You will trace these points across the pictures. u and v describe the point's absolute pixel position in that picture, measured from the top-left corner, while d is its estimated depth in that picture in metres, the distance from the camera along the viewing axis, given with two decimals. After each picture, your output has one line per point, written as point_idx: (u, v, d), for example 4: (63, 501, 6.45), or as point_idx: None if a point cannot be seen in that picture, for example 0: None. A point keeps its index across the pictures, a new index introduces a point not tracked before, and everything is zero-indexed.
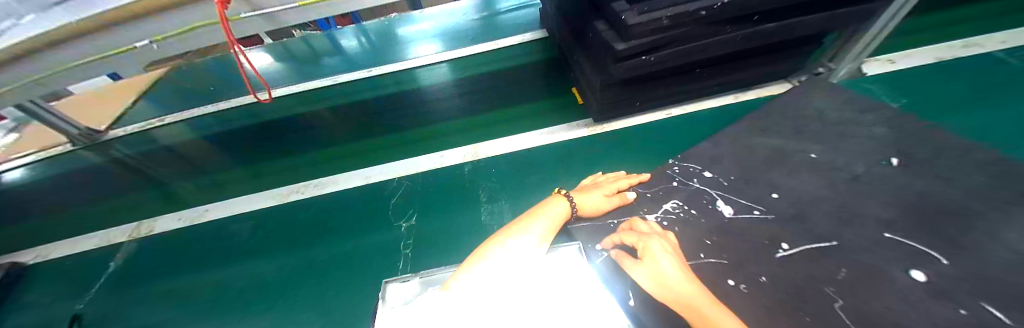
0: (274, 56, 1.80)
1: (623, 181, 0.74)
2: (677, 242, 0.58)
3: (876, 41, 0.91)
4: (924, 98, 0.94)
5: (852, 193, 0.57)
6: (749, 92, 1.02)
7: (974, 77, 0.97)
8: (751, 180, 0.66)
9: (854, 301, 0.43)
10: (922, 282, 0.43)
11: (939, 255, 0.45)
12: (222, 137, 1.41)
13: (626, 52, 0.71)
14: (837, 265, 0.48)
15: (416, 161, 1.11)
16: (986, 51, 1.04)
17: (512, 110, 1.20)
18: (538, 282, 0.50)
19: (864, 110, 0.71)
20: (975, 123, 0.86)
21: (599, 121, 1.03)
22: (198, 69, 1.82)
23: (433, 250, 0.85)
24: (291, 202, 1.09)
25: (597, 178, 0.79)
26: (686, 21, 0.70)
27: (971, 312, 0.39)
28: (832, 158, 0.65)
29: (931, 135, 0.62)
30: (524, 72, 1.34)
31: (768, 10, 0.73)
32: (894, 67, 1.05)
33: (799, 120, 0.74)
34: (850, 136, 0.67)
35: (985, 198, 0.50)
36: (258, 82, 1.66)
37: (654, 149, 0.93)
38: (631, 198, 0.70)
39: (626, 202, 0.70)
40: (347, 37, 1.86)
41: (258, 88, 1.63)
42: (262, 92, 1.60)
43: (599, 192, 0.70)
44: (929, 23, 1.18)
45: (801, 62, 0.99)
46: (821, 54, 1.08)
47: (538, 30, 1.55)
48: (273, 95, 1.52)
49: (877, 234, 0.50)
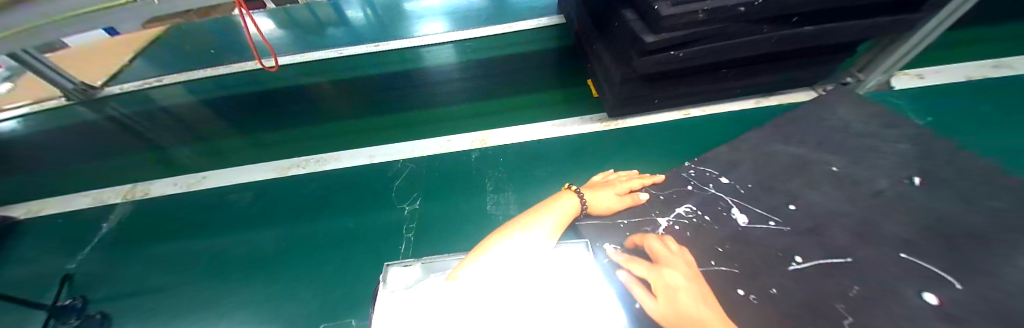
0: (278, 22, 1.74)
1: (635, 182, 0.73)
2: (693, 261, 0.55)
3: (911, 55, 0.87)
4: (950, 118, 0.92)
5: (872, 210, 0.56)
6: (770, 99, 1.00)
7: (1004, 100, 0.94)
8: (768, 189, 0.64)
9: (864, 319, 0.42)
10: (935, 306, 0.42)
11: (954, 279, 0.44)
12: (222, 103, 1.37)
13: (655, 45, 0.68)
14: (849, 282, 0.47)
15: (422, 144, 1.08)
16: (1018, 73, 1.00)
17: (522, 97, 1.17)
18: (546, 279, 0.49)
19: (893, 124, 0.68)
20: (998, 147, 0.84)
21: (613, 117, 1.01)
22: (198, 31, 1.75)
23: (434, 236, 0.84)
24: (293, 176, 1.08)
25: (609, 175, 0.78)
26: (722, 17, 0.66)
27: None
28: (853, 172, 0.63)
29: (961, 157, 0.59)
30: (538, 59, 1.30)
31: (810, 12, 0.68)
32: (922, 82, 1.01)
33: (822, 130, 0.72)
34: (875, 151, 0.65)
35: (1014, 226, 0.48)
36: (260, 49, 1.61)
37: (667, 150, 0.91)
38: (643, 199, 0.69)
39: (638, 203, 0.69)
40: (354, 8, 1.79)
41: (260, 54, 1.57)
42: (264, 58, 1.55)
43: (611, 191, 0.71)
44: (963, 38, 1.13)
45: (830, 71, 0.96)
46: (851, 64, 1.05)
47: (554, 16, 1.49)
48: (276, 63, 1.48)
49: (895, 253, 0.49)
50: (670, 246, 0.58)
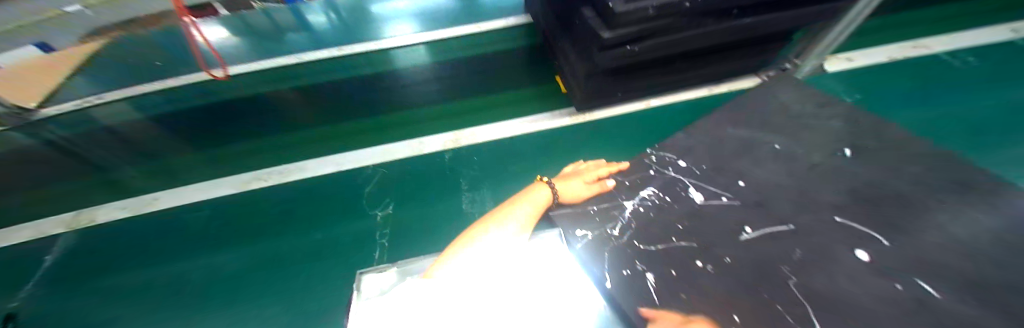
0: (232, 29, 1.65)
1: (601, 169, 0.78)
2: (656, 240, 0.60)
3: (837, 43, 0.96)
4: (875, 95, 1.03)
5: (809, 182, 0.63)
6: (722, 86, 1.07)
7: (919, 76, 1.06)
8: (720, 169, 0.69)
9: (805, 279, 0.48)
10: (866, 262, 0.49)
11: (882, 237, 0.52)
12: (174, 119, 1.29)
13: (611, 41, 0.71)
14: (791, 246, 0.53)
15: (394, 147, 1.08)
16: (932, 52, 1.13)
17: (493, 96, 1.19)
18: (522, 271, 0.52)
19: (827, 104, 0.76)
20: (914, 119, 0.95)
21: (580, 110, 1.04)
22: (142, 42, 1.62)
23: (409, 240, 0.85)
24: (258, 190, 1.03)
25: (580, 166, 0.83)
26: (671, 12, 0.70)
27: (905, 286, 0.45)
28: (793, 149, 0.69)
29: (880, 131, 0.68)
30: (507, 58, 1.32)
31: (749, 5, 0.74)
32: (849, 65, 1.12)
33: (767, 112, 0.78)
34: (811, 128, 0.72)
35: (919, 188, 0.57)
36: (214, 58, 1.52)
37: (633, 139, 0.96)
38: (611, 186, 0.73)
39: (605, 189, 0.73)
40: (316, 12, 1.73)
41: (213, 64, 1.49)
42: (217, 68, 1.46)
43: (579, 180, 0.77)
44: (886, 23, 1.26)
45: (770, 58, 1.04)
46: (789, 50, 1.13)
47: (521, 15, 1.51)
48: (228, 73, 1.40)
49: (829, 218, 0.56)
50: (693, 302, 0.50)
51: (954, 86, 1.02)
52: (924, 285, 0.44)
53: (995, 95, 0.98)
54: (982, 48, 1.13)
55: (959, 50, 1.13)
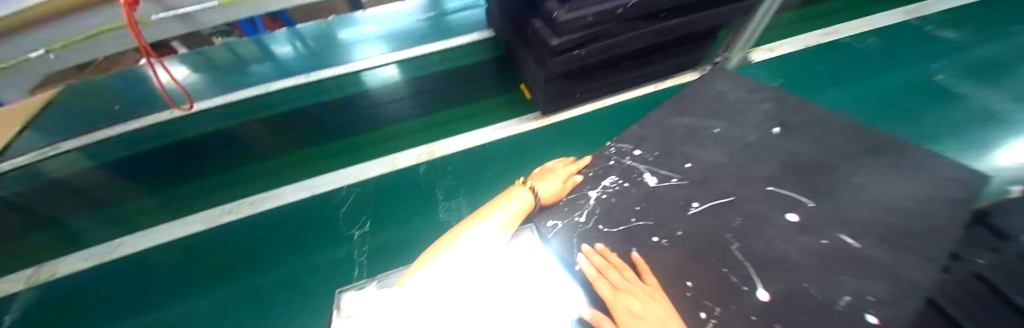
0: (193, 66, 1.62)
1: (571, 168, 0.86)
2: (616, 222, 0.66)
3: (757, 31, 1.04)
4: (798, 79, 1.16)
5: (743, 158, 0.72)
6: (666, 81, 1.16)
7: (833, 60, 1.21)
8: (670, 154, 0.77)
9: (745, 243, 0.58)
10: (796, 222, 0.59)
11: (808, 199, 0.63)
12: (135, 161, 1.24)
13: (558, 47, 0.79)
14: (733, 216, 0.62)
15: (368, 166, 1.09)
16: (840, 37, 1.29)
17: (463, 108, 1.23)
18: (497, 277, 0.57)
19: (756, 89, 0.86)
20: (831, 99, 1.09)
21: (545, 114, 1.11)
22: (97, 87, 1.56)
23: (389, 254, 0.87)
24: (231, 223, 1.02)
25: (551, 162, 0.89)
26: (607, 18, 0.79)
27: (829, 241, 0.56)
28: (731, 131, 0.78)
29: (800, 110, 0.78)
30: (475, 71, 1.38)
31: (672, 8, 0.84)
32: (770, 55, 1.26)
33: (708, 100, 0.87)
34: (744, 112, 0.82)
35: (829, 157, 0.68)
36: (178, 94, 1.49)
37: (593, 137, 1.04)
38: (580, 180, 0.80)
39: (576, 183, 0.80)
40: (280, 42, 1.74)
41: (180, 100, 1.46)
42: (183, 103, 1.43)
43: (554, 177, 0.83)
44: (805, 14, 1.43)
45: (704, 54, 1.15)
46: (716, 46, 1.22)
47: (484, 30, 1.59)
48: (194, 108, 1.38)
49: (760, 189, 0.66)
50: (632, 276, 0.55)
51: (861, 66, 1.17)
52: (846, 237, 0.56)
53: (894, 73, 1.14)
54: (882, 30, 1.30)
55: (863, 34, 1.29)
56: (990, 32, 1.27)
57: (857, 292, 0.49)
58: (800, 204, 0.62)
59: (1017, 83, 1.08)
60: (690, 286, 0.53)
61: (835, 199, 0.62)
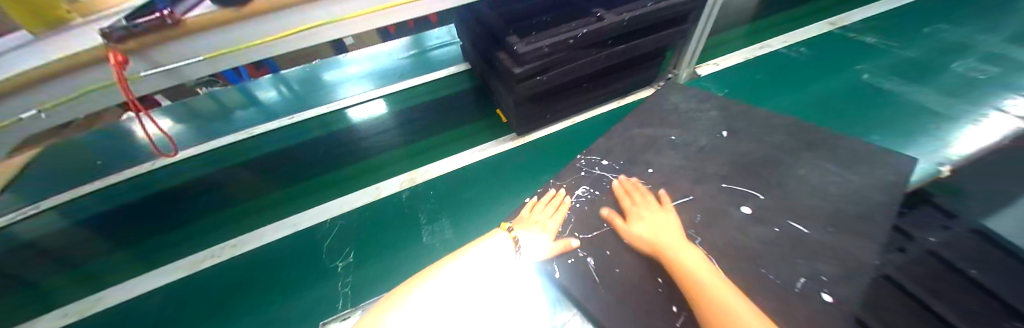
0: (175, 118, 1.64)
1: (556, 219, 0.72)
2: (592, 225, 0.71)
3: (697, 49, 1.16)
4: (748, 87, 1.28)
5: (698, 160, 0.79)
6: (625, 99, 1.25)
7: (774, 69, 1.34)
8: (635, 161, 0.83)
9: (707, 237, 0.62)
10: (749, 214, 0.65)
11: (758, 192, 0.69)
12: (111, 215, 1.21)
13: (522, 74, 0.86)
14: (693, 212, 0.67)
15: (351, 198, 1.11)
16: (775, 49, 1.44)
17: (444, 135, 1.29)
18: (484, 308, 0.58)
19: (706, 99, 0.96)
20: (780, 103, 1.19)
21: (520, 134, 1.17)
22: (75, 145, 1.54)
23: (374, 282, 0.88)
24: (211, 269, 0.99)
25: (534, 207, 0.76)
26: (563, 48, 0.87)
27: (780, 228, 0.62)
28: (686, 137, 0.86)
29: (743, 114, 0.88)
30: (453, 100, 1.46)
31: (617, 36, 0.94)
32: (717, 68, 1.37)
33: (665, 110, 0.95)
34: (696, 119, 0.90)
35: (771, 154, 0.76)
36: (166, 143, 1.51)
37: (563, 152, 1.11)
38: (574, 245, 0.67)
39: (570, 248, 0.67)
40: (263, 88, 1.79)
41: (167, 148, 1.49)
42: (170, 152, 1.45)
43: (540, 232, 0.69)
44: (746, 31, 1.59)
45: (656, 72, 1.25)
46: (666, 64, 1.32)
47: (461, 63, 1.70)
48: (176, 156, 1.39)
49: (715, 186, 0.72)
50: (650, 199, 0.71)
51: (800, 73, 1.30)
52: (795, 224, 0.62)
53: (830, 77, 1.27)
54: (812, 41, 1.47)
55: (794, 44, 1.46)
56: (903, 35, 1.45)
57: (809, 274, 0.54)
58: (751, 197, 0.68)
59: (932, 77, 1.22)
60: (661, 281, 0.58)
61: (779, 190, 0.69)
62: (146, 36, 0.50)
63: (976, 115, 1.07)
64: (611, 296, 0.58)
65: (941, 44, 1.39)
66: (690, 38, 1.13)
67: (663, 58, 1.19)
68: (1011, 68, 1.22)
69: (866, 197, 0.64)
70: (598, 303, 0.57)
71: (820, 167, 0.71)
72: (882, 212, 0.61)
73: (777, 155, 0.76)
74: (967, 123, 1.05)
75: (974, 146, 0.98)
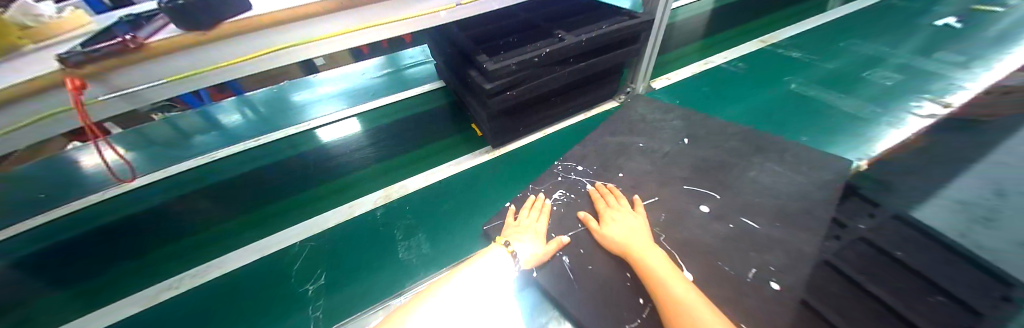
0: (127, 145, 1.55)
1: (542, 222, 0.75)
2: (568, 227, 0.76)
3: (650, 67, 1.28)
4: (703, 97, 1.40)
5: (663, 165, 0.87)
6: (591, 111, 1.33)
7: (722, 81, 1.49)
8: (607, 167, 0.89)
9: (670, 234, 0.69)
10: (707, 212, 0.72)
11: (716, 193, 0.77)
12: (52, 252, 1.11)
13: (493, 90, 0.91)
14: (658, 212, 0.74)
15: (326, 217, 1.09)
16: (718, 64, 1.61)
17: (421, 150, 1.31)
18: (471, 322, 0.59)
19: (668, 111, 1.05)
20: (730, 111, 1.31)
21: (494, 147, 1.22)
22: (8, 179, 1.41)
23: (348, 306, 0.84)
24: (168, 302, 0.92)
25: (518, 215, 0.78)
26: (528, 65, 0.93)
27: (735, 224, 0.69)
28: (652, 144, 0.94)
29: (699, 124, 0.98)
30: (429, 116, 1.49)
31: (577, 55, 1.02)
32: (673, 81, 1.51)
33: (632, 121, 1.04)
34: (661, 128, 0.99)
35: (725, 158, 0.86)
36: (124, 169, 1.41)
37: (535, 162, 1.15)
38: (566, 240, 0.71)
39: (561, 245, 0.71)
40: (225, 111, 1.73)
41: (124, 174, 1.40)
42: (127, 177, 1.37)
43: (531, 237, 0.71)
44: (697, 48, 1.77)
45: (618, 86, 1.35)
46: (626, 78, 1.43)
47: (435, 81, 1.74)
48: (128, 185, 1.31)
49: (679, 188, 0.79)
50: (624, 203, 0.76)
51: (743, 84, 1.46)
52: (747, 221, 0.70)
53: (770, 88, 1.42)
54: (751, 56, 1.66)
55: (734, 59, 1.64)
56: (826, 50, 1.67)
57: (759, 265, 0.61)
58: (709, 197, 0.76)
59: (851, 85, 1.41)
60: (629, 276, 0.63)
61: (732, 189, 0.77)
62: (106, 61, 0.50)
63: (897, 119, 1.21)
64: (585, 294, 0.63)
65: (857, 56, 1.61)
66: (644, 55, 1.24)
67: (621, 73, 1.30)
68: (912, 75, 1.43)
69: (806, 195, 0.74)
70: (573, 302, 0.62)
71: (764, 169, 0.81)
72: (819, 207, 0.71)
73: (729, 159, 0.85)
74: (894, 126, 1.18)
75: (893, 141, 1.12)
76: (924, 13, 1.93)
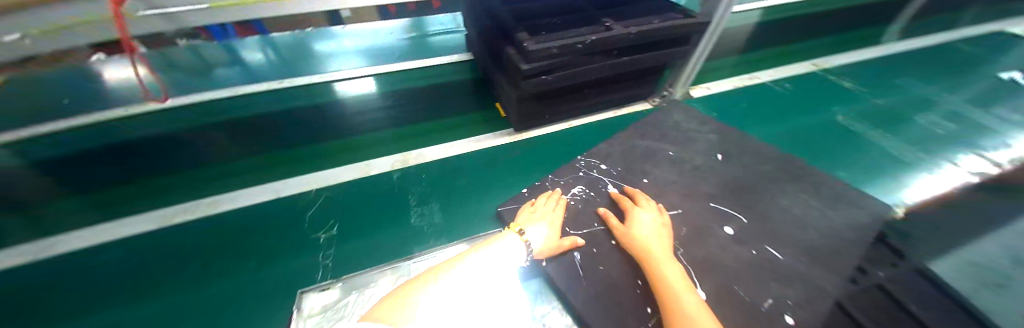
0: (153, 67, 1.56)
1: (558, 213, 0.73)
2: (584, 225, 0.74)
3: (694, 73, 1.21)
4: (739, 115, 1.34)
5: (691, 177, 0.84)
6: (620, 109, 1.28)
7: (762, 100, 1.42)
8: (632, 170, 0.87)
9: (689, 249, 0.67)
10: (731, 234, 0.70)
11: (743, 216, 0.74)
12: (70, 160, 1.13)
13: (528, 72, 0.87)
14: (680, 226, 0.71)
15: (340, 171, 1.09)
16: (763, 81, 1.54)
17: (442, 120, 1.30)
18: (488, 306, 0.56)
19: (705, 122, 1.01)
20: (767, 132, 1.25)
21: (518, 130, 1.19)
22: (40, 82, 1.44)
23: (352, 264, 0.84)
24: (181, 225, 0.93)
25: (535, 202, 0.77)
26: (570, 51, 0.88)
27: (757, 251, 0.67)
28: (682, 155, 0.90)
29: (735, 142, 0.94)
30: (453, 88, 1.46)
31: (623, 47, 0.97)
32: (710, 92, 1.45)
33: (665, 128, 1.00)
34: (694, 140, 0.95)
35: (758, 182, 0.82)
36: (155, 88, 1.44)
37: (559, 152, 1.11)
38: (581, 241, 0.69)
39: (576, 245, 0.69)
40: (250, 49, 1.72)
41: (154, 92, 1.42)
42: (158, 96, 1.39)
43: (546, 226, 0.69)
44: (739, 62, 1.69)
45: (654, 87, 1.29)
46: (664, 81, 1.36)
47: (463, 53, 1.69)
48: (167, 101, 1.35)
49: (705, 204, 0.77)
50: (653, 204, 0.73)
51: (784, 107, 1.39)
52: (772, 250, 0.67)
53: (812, 115, 1.35)
54: (797, 79, 1.57)
55: (778, 79, 1.56)
56: (877, 85, 1.57)
57: (778, 297, 0.59)
58: (734, 219, 0.73)
59: (901, 126, 1.32)
60: (640, 284, 0.62)
61: (760, 215, 0.74)
62: None
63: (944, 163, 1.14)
64: (593, 292, 0.62)
65: (911, 97, 1.50)
66: (689, 60, 1.18)
67: (661, 75, 1.24)
68: (968, 126, 1.34)
69: (835, 234, 0.71)
70: (579, 298, 0.61)
71: (797, 200, 0.78)
72: (848, 249, 0.68)
73: (762, 183, 0.82)
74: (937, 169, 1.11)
75: (938, 190, 1.03)
76: (992, 62, 1.79)
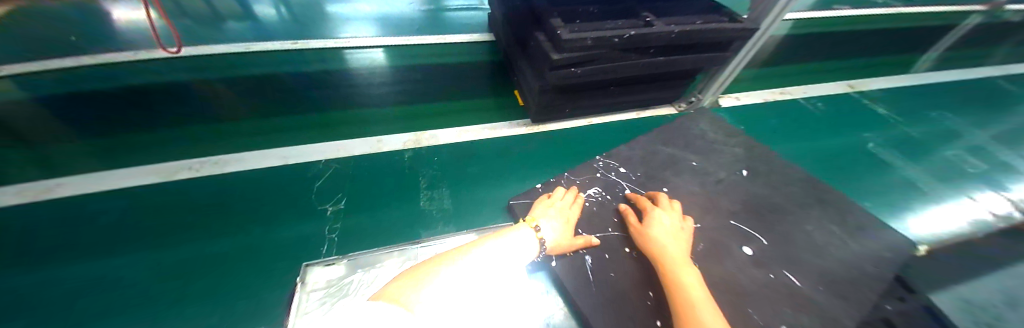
0: (164, 12, 1.50)
1: (575, 210, 0.71)
2: (599, 229, 0.72)
3: (726, 82, 1.16)
4: (764, 131, 1.30)
5: (713, 191, 0.81)
6: (642, 112, 1.24)
7: (790, 117, 1.37)
8: (652, 177, 0.84)
9: (705, 267, 0.65)
10: (749, 255, 0.68)
11: (763, 238, 0.72)
12: (75, 100, 1.10)
13: (559, 62, 0.83)
14: (698, 240, 0.70)
15: (350, 144, 1.06)
16: (794, 97, 1.48)
17: (457, 101, 1.26)
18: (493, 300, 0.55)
19: (731, 135, 0.97)
20: (791, 152, 1.21)
21: (535, 122, 1.15)
22: (46, 16, 1.39)
23: (358, 240, 0.82)
24: (187, 180, 0.92)
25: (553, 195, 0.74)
26: (605, 45, 0.83)
27: (774, 275, 0.65)
28: (706, 166, 0.87)
29: (761, 159, 0.90)
30: (471, 69, 1.41)
31: (660, 46, 0.91)
32: (736, 103, 1.40)
33: (690, 136, 0.96)
34: (719, 152, 0.91)
35: (782, 204, 0.79)
36: (165, 36, 1.39)
37: (577, 151, 1.08)
38: (596, 242, 0.67)
39: (588, 245, 0.67)
40: (262, 4, 1.66)
41: (164, 40, 1.38)
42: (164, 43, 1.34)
43: (561, 223, 0.66)
44: (768, 75, 1.63)
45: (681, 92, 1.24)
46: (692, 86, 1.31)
47: (484, 32, 1.63)
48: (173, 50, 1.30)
49: (724, 221, 0.74)
50: (675, 207, 0.70)
51: (811, 126, 1.34)
52: (790, 275, 0.65)
53: (839, 138, 1.31)
54: (827, 99, 1.51)
55: (808, 97, 1.50)
56: (910, 114, 1.50)
57: (792, 324, 0.57)
58: (753, 240, 0.71)
59: (932, 159, 1.27)
60: (651, 295, 0.60)
61: (781, 238, 0.72)
62: None
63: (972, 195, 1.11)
64: (601, 299, 0.60)
65: (944, 131, 1.44)
66: (723, 67, 1.12)
67: (691, 79, 1.19)
68: (1003, 166, 1.28)
69: (858, 265, 0.69)
70: (587, 303, 0.60)
71: (821, 227, 0.75)
72: (869, 283, 0.66)
73: (787, 206, 0.79)
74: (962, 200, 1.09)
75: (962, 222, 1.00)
76: None
